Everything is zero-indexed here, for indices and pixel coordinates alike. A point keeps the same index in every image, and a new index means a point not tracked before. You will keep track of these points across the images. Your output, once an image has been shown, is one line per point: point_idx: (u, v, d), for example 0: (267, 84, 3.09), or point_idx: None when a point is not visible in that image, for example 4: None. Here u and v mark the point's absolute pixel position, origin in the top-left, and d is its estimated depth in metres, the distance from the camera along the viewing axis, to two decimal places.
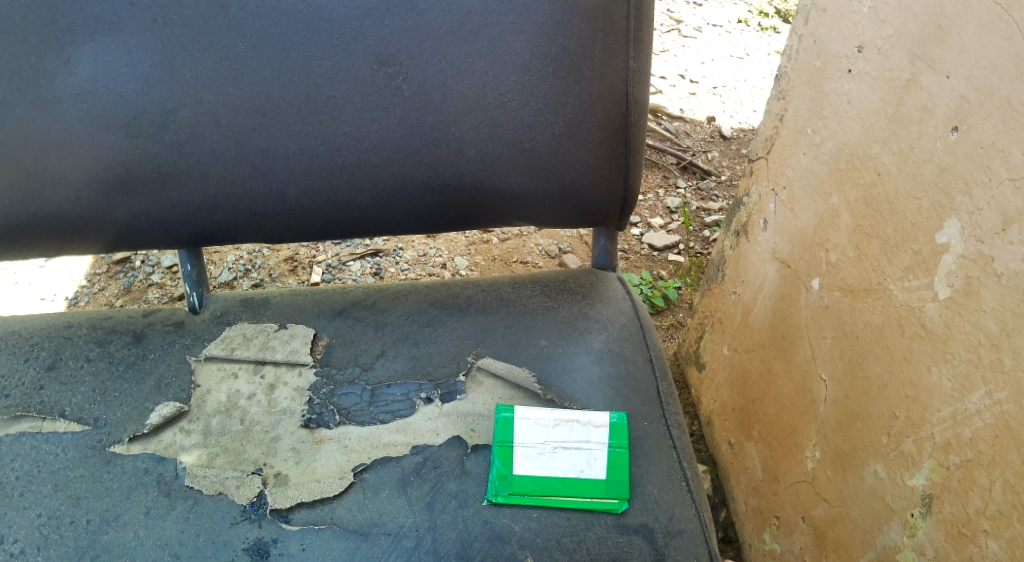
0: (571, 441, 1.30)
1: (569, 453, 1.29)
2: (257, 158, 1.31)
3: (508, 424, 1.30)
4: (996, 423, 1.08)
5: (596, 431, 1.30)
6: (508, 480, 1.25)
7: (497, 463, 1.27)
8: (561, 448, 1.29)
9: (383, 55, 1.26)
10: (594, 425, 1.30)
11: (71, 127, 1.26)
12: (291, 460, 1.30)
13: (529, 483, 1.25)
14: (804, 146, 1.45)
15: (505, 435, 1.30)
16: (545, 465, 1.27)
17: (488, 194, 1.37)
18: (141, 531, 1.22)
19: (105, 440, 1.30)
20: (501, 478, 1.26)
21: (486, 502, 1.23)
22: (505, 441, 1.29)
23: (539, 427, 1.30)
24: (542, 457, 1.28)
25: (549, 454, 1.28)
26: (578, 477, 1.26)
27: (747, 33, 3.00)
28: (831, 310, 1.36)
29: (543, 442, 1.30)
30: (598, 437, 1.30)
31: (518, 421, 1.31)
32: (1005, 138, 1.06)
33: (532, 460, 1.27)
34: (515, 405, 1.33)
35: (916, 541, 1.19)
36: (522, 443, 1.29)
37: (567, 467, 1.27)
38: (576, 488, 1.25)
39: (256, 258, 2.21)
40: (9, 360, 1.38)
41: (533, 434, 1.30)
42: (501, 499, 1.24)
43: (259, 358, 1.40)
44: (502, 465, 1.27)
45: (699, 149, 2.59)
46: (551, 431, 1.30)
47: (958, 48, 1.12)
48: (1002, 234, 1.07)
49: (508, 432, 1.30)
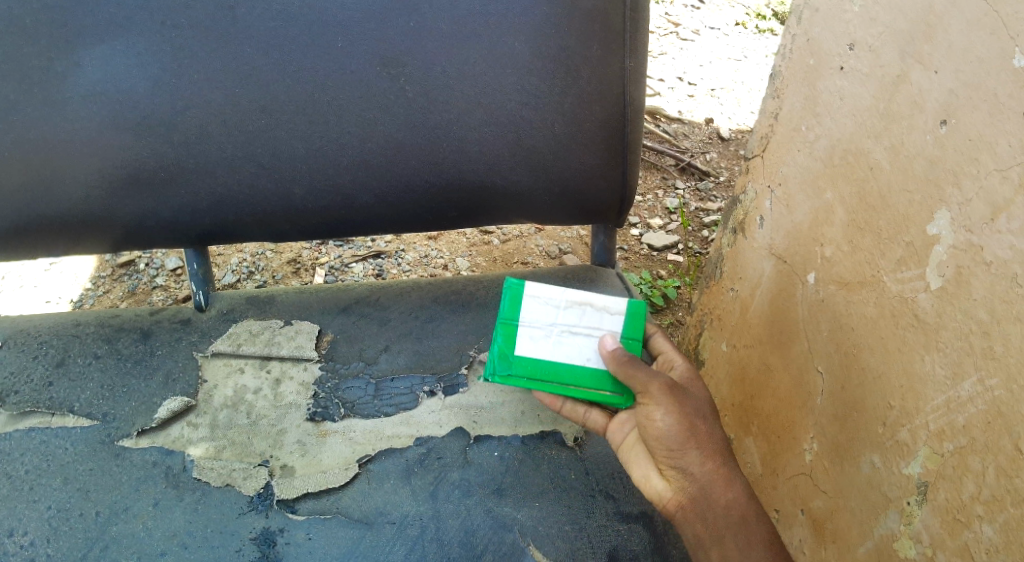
0: (582, 326, 1.29)
1: (583, 338, 1.29)
2: (263, 157, 1.34)
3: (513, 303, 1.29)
4: (988, 409, 1.10)
5: (610, 318, 1.30)
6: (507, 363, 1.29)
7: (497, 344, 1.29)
8: (569, 333, 1.29)
9: (386, 56, 1.29)
10: (610, 311, 1.30)
11: (81, 127, 1.30)
12: (296, 453, 1.33)
13: (532, 365, 1.30)
14: (797, 143, 1.47)
15: (512, 312, 1.29)
16: (555, 348, 1.30)
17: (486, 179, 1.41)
18: (150, 522, 1.26)
19: (114, 434, 1.34)
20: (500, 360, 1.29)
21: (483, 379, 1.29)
22: (510, 319, 1.30)
23: (549, 307, 1.29)
24: (553, 339, 1.29)
25: (557, 337, 1.30)
26: (590, 365, 1.29)
27: (745, 36, 3.03)
28: (826, 303, 1.38)
29: (551, 323, 1.29)
30: (610, 324, 1.30)
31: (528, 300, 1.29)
32: (992, 130, 1.09)
33: (541, 342, 1.30)
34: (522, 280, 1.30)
35: (912, 528, 1.21)
36: (530, 321, 1.29)
37: (579, 350, 1.30)
38: (579, 377, 1.29)
39: (259, 260, 2.23)
40: (19, 357, 1.41)
41: (543, 312, 1.29)
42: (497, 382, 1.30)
43: (265, 353, 1.43)
44: (505, 345, 1.29)
45: (698, 150, 2.62)
46: (565, 312, 1.29)
47: (945, 44, 1.15)
48: (991, 224, 1.10)
49: (515, 310, 1.29)
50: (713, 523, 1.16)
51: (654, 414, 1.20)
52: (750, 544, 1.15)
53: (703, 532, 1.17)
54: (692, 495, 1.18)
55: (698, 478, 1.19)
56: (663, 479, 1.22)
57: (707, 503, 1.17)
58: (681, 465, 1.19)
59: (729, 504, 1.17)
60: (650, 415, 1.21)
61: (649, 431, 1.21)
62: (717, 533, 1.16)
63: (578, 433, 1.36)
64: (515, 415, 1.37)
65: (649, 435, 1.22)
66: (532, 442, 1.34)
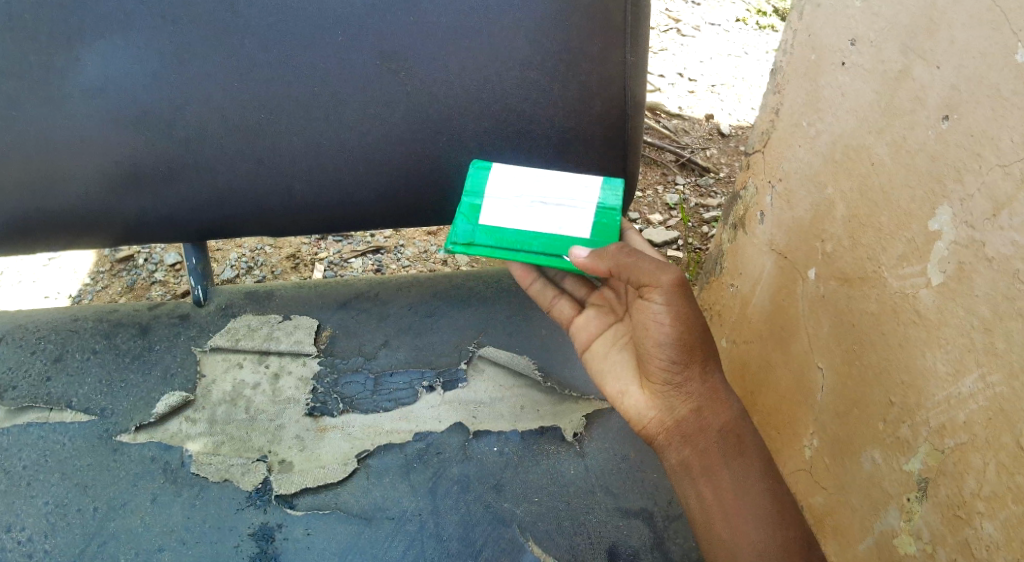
0: (552, 198, 1.31)
1: (552, 208, 1.30)
2: (263, 152, 1.34)
3: (482, 177, 1.32)
4: (990, 405, 1.10)
5: (581, 193, 1.31)
6: (471, 230, 1.30)
7: (462, 213, 1.31)
8: (539, 203, 1.31)
9: (387, 51, 1.29)
10: (581, 186, 1.32)
11: (82, 123, 1.29)
12: (295, 447, 1.33)
13: (496, 234, 1.30)
14: (798, 139, 1.46)
15: (479, 182, 1.32)
16: (523, 216, 1.30)
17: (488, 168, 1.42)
18: (148, 517, 1.25)
19: (112, 430, 1.34)
20: (463, 228, 1.30)
21: (445, 249, 1.29)
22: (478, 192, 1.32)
23: (516, 179, 1.32)
24: (521, 209, 1.31)
25: (527, 207, 1.31)
26: (557, 234, 1.29)
27: (745, 32, 3.02)
28: (827, 299, 1.38)
29: (520, 196, 1.31)
30: (582, 198, 1.31)
31: (497, 172, 1.32)
32: (994, 125, 1.09)
33: (508, 211, 1.31)
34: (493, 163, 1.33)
35: (912, 525, 1.21)
36: (497, 192, 1.31)
37: (547, 219, 1.30)
38: (551, 243, 1.29)
39: (258, 256, 2.22)
40: (17, 352, 1.41)
41: (512, 185, 1.32)
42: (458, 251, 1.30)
43: (264, 348, 1.43)
44: (469, 214, 1.31)
45: (698, 146, 2.61)
46: (535, 185, 1.31)
47: (948, 40, 1.15)
48: (993, 219, 1.09)
49: (482, 184, 1.32)
50: (705, 448, 1.14)
51: (658, 326, 1.15)
52: (747, 475, 1.14)
53: (690, 459, 1.15)
54: (682, 419, 1.16)
55: (694, 398, 1.16)
56: (645, 393, 1.19)
57: (699, 427, 1.15)
58: (677, 382, 1.16)
59: (724, 428, 1.15)
60: (653, 325, 1.15)
61: (647, 342, 1.17)
62: (708, 460, 1.14)
63: (578, 429, 1.35)
64: (514, 410, 1.37)
65: (648, 345, 1.17)
66: (531, 437, 1.34)
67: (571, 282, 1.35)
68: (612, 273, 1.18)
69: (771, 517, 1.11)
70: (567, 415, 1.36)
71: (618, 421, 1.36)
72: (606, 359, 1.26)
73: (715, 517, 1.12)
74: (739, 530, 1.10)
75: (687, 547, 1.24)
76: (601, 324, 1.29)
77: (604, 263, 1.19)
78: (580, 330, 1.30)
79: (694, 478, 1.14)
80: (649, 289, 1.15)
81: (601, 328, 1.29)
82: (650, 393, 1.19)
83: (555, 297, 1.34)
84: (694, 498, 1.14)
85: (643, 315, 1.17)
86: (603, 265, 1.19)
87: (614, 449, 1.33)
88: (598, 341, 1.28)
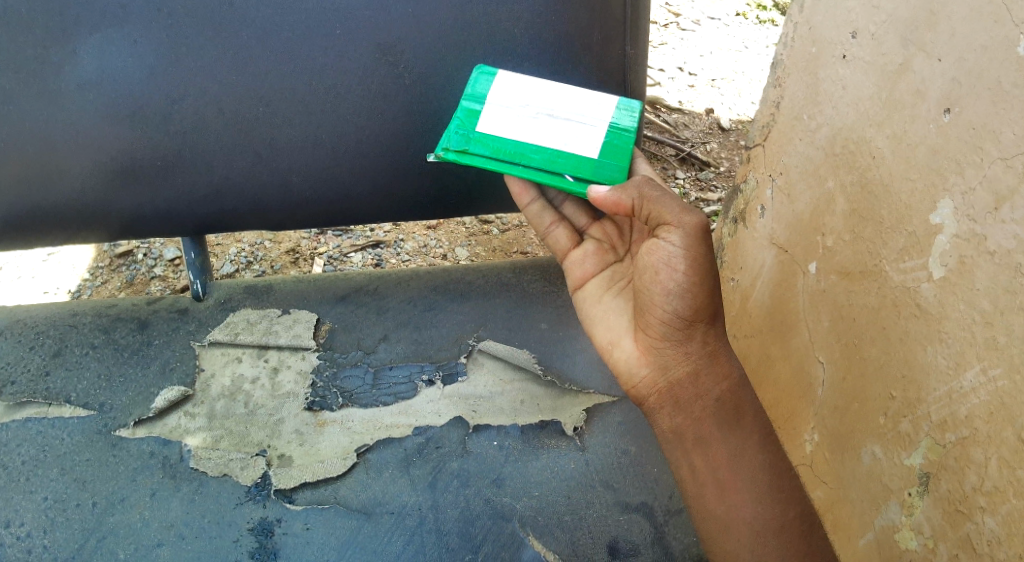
0: (560, 111, 1.31)
1: (558, 122, 1.30)
2: (262, 146, 1.36)
3: (487, 85, 1.31)
4: (991, 399, 1.09)
5: (593, 112, 1.32)
6: (468, 140, 1.30)
7: (462, 122, 1.30)
8: (547, 114, 1.30)
9: (384, 44, 1.32)
10: (594, 106, 1.32)
11: (78, 117, 1.31)
12: (294, 442, 1.33)
13: (495, 144, 1.30)
14: (798, 132, 1.45)
15: (483, 87, 1.31)
16: (525, 127, 1.30)
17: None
18: (147, 512, 1.25)
19: (111, 424, 1.33)
20: (460, 136, 1.30)
21: (433, 157, 1.29)
22: (484, 99, 1.31)
23: (525, 87, 1.31)
24: (524, 120, 1.31)
25: (533, 117, 1.31)
26: (561, 150, 1.29)
27: (745, 26, 3.00)
28: (827, 293, 1.37)
29: (528, 106, 1.31)
30: (593, 117, 1.31)
31: (502, 78, 1.31)
32: (995, 119, 1.08)
33: (510, 120, 1.30)
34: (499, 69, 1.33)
35: (913, 519, 1.21)
36: (501, 99, 1.31)
37: (550, 133, 1.30)
38: (554, 159, 1.29)
39: (258, 250, 2.21)
40: (15, 347, 1.41)
41: (517, 93, 1.31)
42: (450, 160, 1.30)
43: (263, 342, 1.42)
44: (467, 121, 1.30)
45: (698, 141, 2.60)
46: (541, 96, 1.31)
47: (948, 32, 1.14)
48: (995, 213, 1.09)
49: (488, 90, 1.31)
50: (700, 415, 1.14)
51: (670, 270, 1.13)
52: (745, 448, 1.12)
53: (683, 426, 1.14)
54: (676, 382, 1.15)
55: (692, 360, 1.14)
56: (636, 344, 1.18)
57: (695, 393, 1.14)
58: (676, 341, 1.14)
59: (721, 395, 1.14)
60: (665, 269, 1.13)
61: (654, 289, 1.14)
62: (702, 428, 1.13)
63: (578, 423, 1.35)
64: (514, 405, 1.36)
65: (653, 293, 1.15)
66: (531, 432, 1.34)
67: (569, 209, 1.35)
68: (634, 206, 1.18)
69: (768, 491, 1.10)
70: (567, 410, 1.36)
71: (619, 415, 1.35)
72: (599, 303, 1.25)
73: (707, 488, 1.11)
74: (734, 504, 1.10)
75: (688, 541, 1.24)
76: (597, 263, 1.29)
77: (627, 194, 1.19)
78: (575, 264, 1.30)
79: (687, 448, 1.13)
80: (668, 228, 1.14)
81: (597, 267, 1.28)
82: (643, 346, 1.17)
83: (552, 225, 1.33)
84: (686, 466, 1.13)
85: (655, 257, 1.15)
86: (626, 197, 1.19)
87: (614, 443, 1.32)
88: (593, 281, 1.28)
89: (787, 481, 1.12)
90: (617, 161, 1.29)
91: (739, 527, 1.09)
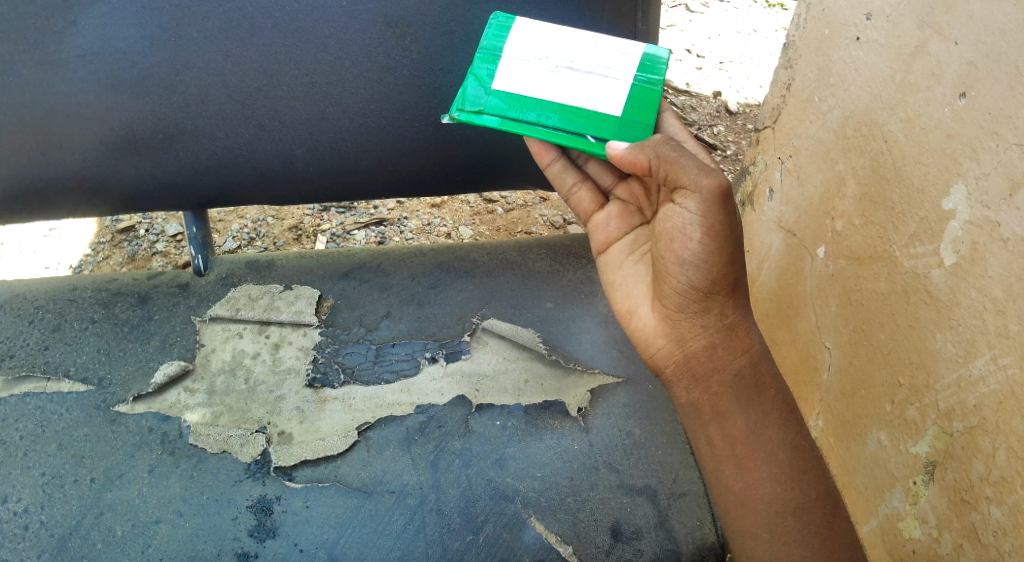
0: (581, 64, 1.25)
1: (579, 76, 1.25)
2: (266, 119, 1.34)
3: (501, 38, 1.27)
4: (1001, 389, 1.07)
5: (618, 62, 1.26)
6: (484, 97, 1.25)
7: (476, 78, 1.26)
8: (567, 68, 1.25)
9: (391, 16, 1.32)
10: (621, 56, 1.26)
11: (80, 86, 1.30)
12: (295, 419, 1.31)
13: (512, 101, 1.25)
14: (810, 115, 1.43)
15: (500, 40, 1.27)
16: (544, 81, 1.25)
17: (499, 136, 1.40)
18: (145, 489, 1.24)
19: (110, 400, 1.32)
20: (475, 94, 1.25)
21: (447, 119, 1.26)
22: (499, 52, 1.27)
23: (545, 40, 1.26)
24: (543, 74, 1.25)
25: (553, 71, 1.25)
26: (582, 107, 1.25)
27: (754, 9, 2.97)
28: (836, 278, 1.35)
29: (548, 58, 1.26)
30: (618, 68, 1.26)
31: (518, 29, 1.27)
32: (1013, 104, 1.06)
33: (528, 74, 1.25)
34: (516, 18, 1.28)
35: (918, 508, 1.20)
36: (519, 52, 1.26)
37: (571, 88, 1.25)
38: (576, 117, 1.24)
39: (260, 227, 2.20)
40: (14, 322, 1.40)
41: (535, 45, 1.26)
42: (464, 120, 1.26)
43: (265, 318, 1.41)
44: (483, 77, 1.26)
45: (704, 124, 2.56)
46: (561, 47, 1.26)
47: (967, 15, 1.12)
48: (1008, 200, 1.06)
49: (502, 41, 1.27)
50: (717, 390, 1.12)
51: (685, 239, 1.10)
52: (762, 423, 1.11)
53: (700, 400, 1.13)
54: (692, 355, 1.13)
55: (708, 333, 1.13)
56: (653, 314, 1.16)
57: (710, 367, 1.12)
58: (692, 312, 1.12)
59: (739, 370, 1.13)
60: (680, 237, 1.11)
61: (669, 259, 1.12)
62: (719, 402, 1.12)
63: (582, 404, 1.33)
64: (517, 384, 1.35)
65: (669, 263, 1.12)
66: (534, 411, 1.32)
67: (593, 168, 1.30)
68: (650, 166, 1.14)
69: (789, 470, 1.09)
70: (571, 390, 1.35)
71: (624, 397, 1.34)
72: (619, 269, 1.22)
73: (724, 464, 1.11)
74: (751, 482, 1.09)
75: (692, 526, 1.23)
76: (621, 226, 1.25)
77: (644, 154, 1.14)
78: (598, 228, 1.26)
79: (703, 422, 1.13)
80: (686, 191, 1.10)
81: (621, 231, 1.25)
82: (659, 316, 1.15)
83: (574, 184, 1.30)
84: (703, 440, 1.13)
85: (672, 223, 1.12)
86: (643, 156, 1.14)
87: (619, 425, 1.31)
88: (616, 245, 1.24)
89: (807, 458, 1.11)
90: (643, 117, 1.24)
91: (757, 503, 1.09)
